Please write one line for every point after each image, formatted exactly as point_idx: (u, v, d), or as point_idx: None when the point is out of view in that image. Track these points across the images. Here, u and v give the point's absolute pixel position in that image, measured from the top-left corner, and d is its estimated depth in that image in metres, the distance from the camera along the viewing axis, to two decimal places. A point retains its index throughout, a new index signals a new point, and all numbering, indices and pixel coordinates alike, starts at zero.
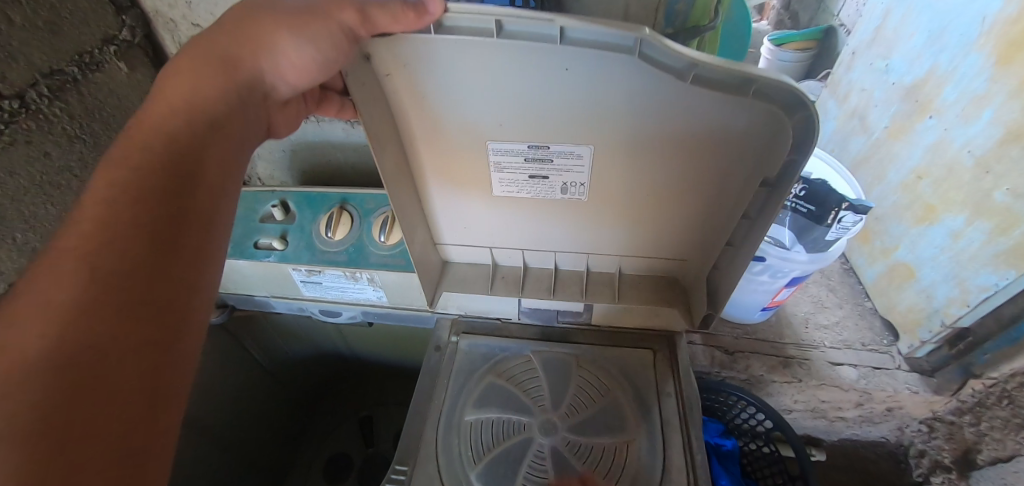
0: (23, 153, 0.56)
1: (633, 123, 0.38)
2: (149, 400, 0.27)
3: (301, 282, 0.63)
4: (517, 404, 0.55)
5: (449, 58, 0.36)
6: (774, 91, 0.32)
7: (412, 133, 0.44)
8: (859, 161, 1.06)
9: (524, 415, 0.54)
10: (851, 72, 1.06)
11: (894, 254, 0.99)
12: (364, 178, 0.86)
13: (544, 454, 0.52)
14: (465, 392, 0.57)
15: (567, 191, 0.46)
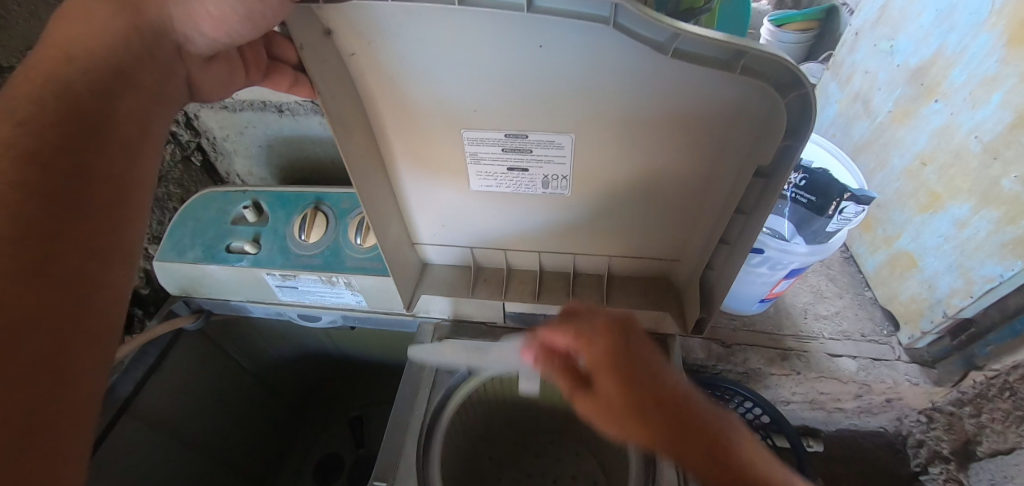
0: None
1: (621, 107, 0.34)
2: (53, 423, 0.24)
3: (276, 286, 0.60)
4: None
5: (411, 34, 0.31)
6: (769, 67, 0.28)
7: (379, 120, 0.39)
8: (861, 147, 1.02)
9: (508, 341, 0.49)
10: (855, 53, 1.02)
11: (896, 242, 0.96)
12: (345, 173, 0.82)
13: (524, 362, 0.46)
14: None
15: (548, 186, 0.42)
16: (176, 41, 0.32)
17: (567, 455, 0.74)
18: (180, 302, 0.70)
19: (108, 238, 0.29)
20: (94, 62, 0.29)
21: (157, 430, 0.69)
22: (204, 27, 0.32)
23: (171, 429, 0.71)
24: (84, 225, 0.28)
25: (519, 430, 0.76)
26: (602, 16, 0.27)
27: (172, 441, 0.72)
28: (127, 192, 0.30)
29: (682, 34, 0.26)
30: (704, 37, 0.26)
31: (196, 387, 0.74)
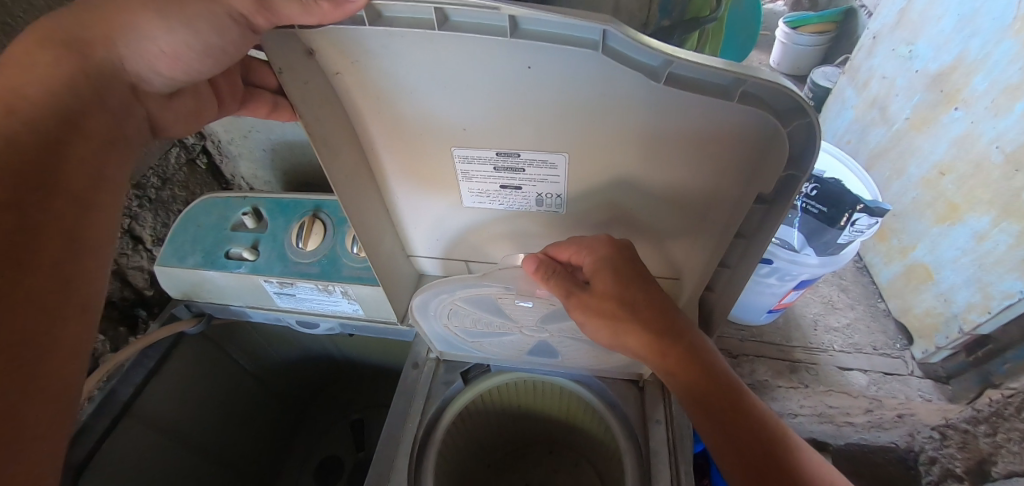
0: None
1: (614, 129, 0.33)
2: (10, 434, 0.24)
3: (274, 293, 0.60)
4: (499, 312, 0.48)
5: (397, 55, 0.30)
6: (765, 92, 0.27)
7: (368, 137, 0.38)
8: (877, 155, 0.99)
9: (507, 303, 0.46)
10: (872, 58, 0.99)
11: (911, 253, 0.94)
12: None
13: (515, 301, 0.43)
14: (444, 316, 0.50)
15: (543, 204, 0.41)
16: (157, 56, 0.32)
17: (565, 466, 0.73)
18: (181, 306, 0.70)
19: (78, 263, 0.29)
20: (63, 93, 0.30)
21: (157, 431, 0.69)
22: (188, 41, 0.31)
23: (172, 430, 0.72)
24: (50, 252, 0.28)
25: (518, 439, 0.75)
26: (590, 40, 0.26)
27: (172, 442, 0.72)
28: (95, 220, 0.30)
29: (675, 59, 0.25)
30: (699, 62, 0.25)
31: (196, 388, 0.75)
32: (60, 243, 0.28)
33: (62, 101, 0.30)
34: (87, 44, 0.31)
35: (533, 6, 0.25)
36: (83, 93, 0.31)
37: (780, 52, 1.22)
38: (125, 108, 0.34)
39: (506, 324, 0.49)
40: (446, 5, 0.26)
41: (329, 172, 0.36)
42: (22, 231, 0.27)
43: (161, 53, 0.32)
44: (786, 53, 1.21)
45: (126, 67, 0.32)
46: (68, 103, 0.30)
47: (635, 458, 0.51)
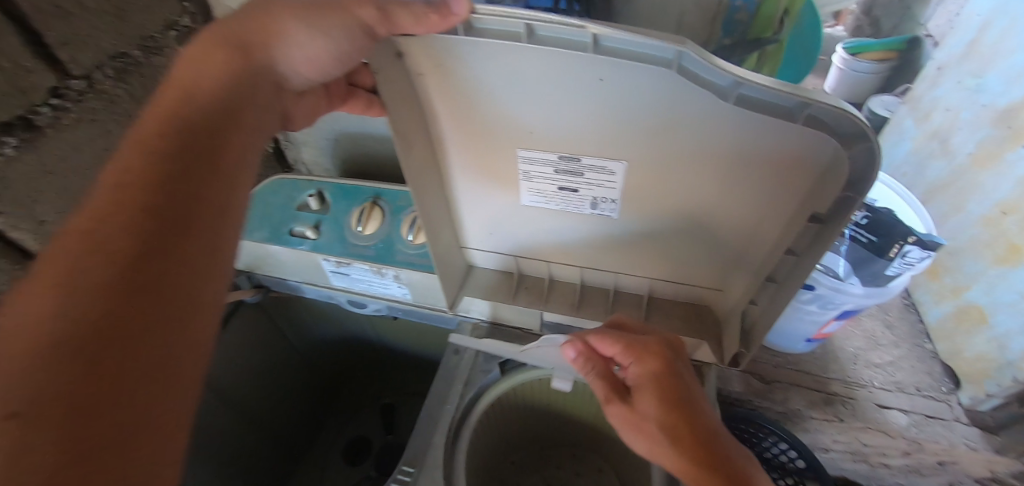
0: (88, 130, 0.61)
1: (673, 143, 0.35)
2: (169, 381, 0.26)
3: (330, 272, 0.64)
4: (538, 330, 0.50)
5: (479, 63, 0.33)
6: (833, 117, 0.28)
7: (441, 133, 0.42)
8: (935, 189, 0.97)
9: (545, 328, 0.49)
10: (936, 89, 0.95)
11: (965, 294, 0.91)
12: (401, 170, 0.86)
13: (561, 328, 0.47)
14: None
15: (597, 207, 0.43)
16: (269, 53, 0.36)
17: (588, 470, 0.74)
18: (243, 276, 0.75)
19: (226, 233, 0.32)
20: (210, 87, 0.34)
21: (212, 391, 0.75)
22: (297, 35, 0.35)
23: (223, 393, 0.77)
24: (200, 229, 0.30)
25: (544, 439, 0.76)
26: (666, 59, 0.28)
27: (223, 405, 0.77)
28: (237, 202, 0.33)
29: (746, 81, 0.27)
30: (767, 85, 0.27)
31: (248, 357, 0.80)
32: (212, 214, 0.31)
33: (212, 86, 0.34)
34: (238, 36, 0.36)
35: (614, 25, 0.27)
36: (227, 81, 0.35)
37: (836, 79, 1.19)
38: (267, 104, 0.38)
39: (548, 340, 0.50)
40: (537, 20, 0.28)
41: (406, 165, 0.40)
42: (181, 206, 0.30)
43: (286, 49, 0.36)
44: (844, 80, 1.19)
45: (269, 67, 0.37)
46: (221, 94, 0.34)
47: (664, 464, 0.53)
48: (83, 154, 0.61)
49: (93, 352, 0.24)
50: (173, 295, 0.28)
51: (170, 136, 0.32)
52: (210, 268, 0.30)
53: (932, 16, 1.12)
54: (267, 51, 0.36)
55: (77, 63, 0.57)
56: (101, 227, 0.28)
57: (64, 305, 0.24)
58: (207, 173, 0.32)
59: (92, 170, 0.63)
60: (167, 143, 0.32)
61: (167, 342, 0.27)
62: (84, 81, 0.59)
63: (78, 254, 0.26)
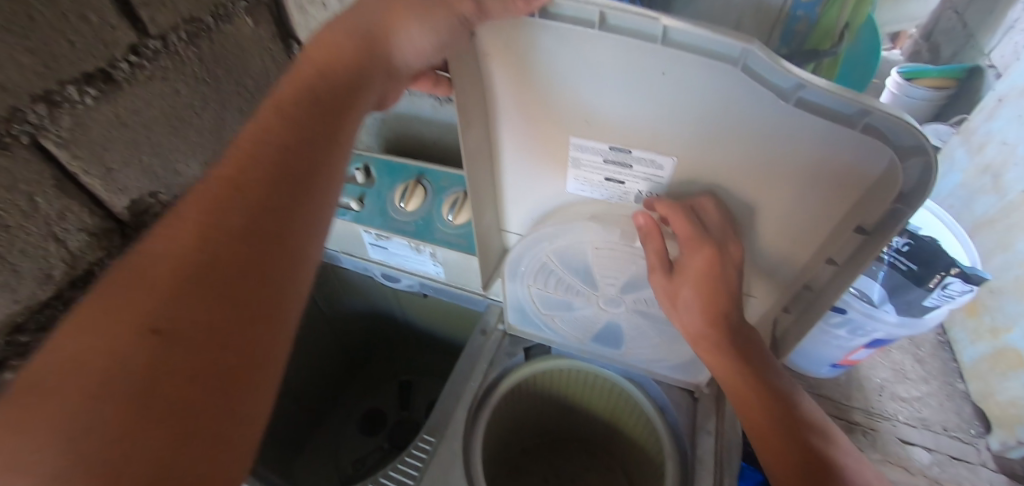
0: (160, 87, 0.64)
1: (728, 146, 0.35)
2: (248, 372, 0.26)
3: (369, 244, 0.68)
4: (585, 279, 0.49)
5: (549, 49, 0.35)
6: (889, 126, 0.28)
7: (498, 117, 0.43)
8: (983, 224, 0.94)
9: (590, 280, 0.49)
10: (992, 121, 0.90)
11: (1005, 336, 0.88)
12: (441, 155, 0.88)
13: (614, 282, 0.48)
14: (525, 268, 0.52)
15: (641, 202, 0.43)
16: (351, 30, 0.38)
17: (598, 466, 0.74)
18: None
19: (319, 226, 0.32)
20: (328, 71, 0.34)
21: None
22: None
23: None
24: (296, 216, 0.30)
25: (560, 431, 0.77)
26: (730, 57, 0.29)
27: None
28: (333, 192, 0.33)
29: (807, 82, 0.28)
30: (829, 90, 0.27)
31: None
32: (307, 204, 0.31)
33: (334, 70, 0.34)
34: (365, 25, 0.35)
35: (683, 19, 0.28)
36: (348, 64, 0.35)
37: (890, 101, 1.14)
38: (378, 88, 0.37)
39: (585, 294, 0.51)
40: (611, 9, 0.30)
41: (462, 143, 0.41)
42: (282, 192, 0.30)
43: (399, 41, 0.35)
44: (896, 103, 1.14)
45: (388, 52, 0.36)
46: (336, 77, 0.34)
47: (678, 463, 0.53)
48: (152, 109, 0.64)
49: (184, 330, 0.25)
50: (265, 281, 0.28)
51: (287, 117, 0.32)
52: (302, 257, 0.30)
53: (996, 44, 1.02)
54: (386, 41, 0.35)
55: (155, 22, 0.60)
56: (215, 202, 0.29)
57: (171, 279, 0.26)
58: (311, 161, 0.32)
59: (157, 126, 0.66)
60: (281, 124, 0.32)
61: (251, 332, 0.27)
62: (159, 41, 0.61)
63: (190, 227, 0.28)
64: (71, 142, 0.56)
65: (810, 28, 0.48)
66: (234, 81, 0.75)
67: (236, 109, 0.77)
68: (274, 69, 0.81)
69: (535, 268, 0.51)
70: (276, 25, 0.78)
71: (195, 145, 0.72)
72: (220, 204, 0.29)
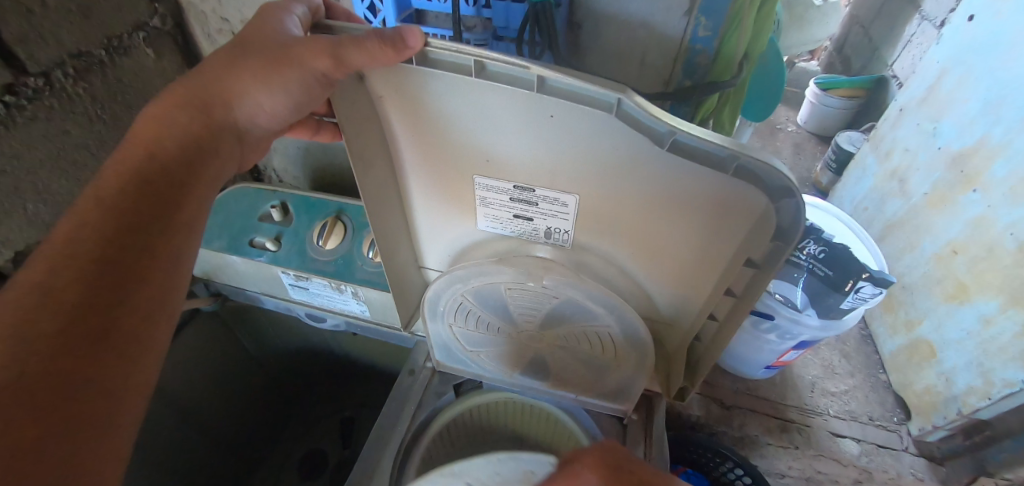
0: (42, 129, 0.61)
1: (617, 192, 0.36)
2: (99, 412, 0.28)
3: (289, 284, 0.63)
4: (502, 315, 0.48)
5: (440, 90, 0.33)
6: (763, 171, 0.28)
7: (401, 155, 0.42)
8: (893, 223, 1.19)
9: (506, 319, 0.49)
10: (897, 130, 1.23)
11: (917, 329, 1.06)
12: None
13: (531, 317, 0.47)
14: (444, 309, 0.50)
15: (550, 237, 0.43)
16: (258, 110, 0.39)
17: None
18: (200, 284, 0.74)
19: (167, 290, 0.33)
20: (172, 140, 0.37)
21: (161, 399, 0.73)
22: (281, 95, 0.37)
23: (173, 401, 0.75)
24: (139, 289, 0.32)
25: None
26: (607, 103, 0.29)
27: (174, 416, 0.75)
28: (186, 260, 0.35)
29: (679, 130, 0.28)
30: (700, 136, 0.28)
31: (199, 366, 0.77)
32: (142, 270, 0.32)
33: (167, 134, 0.37)
34: (201, 92, 0.38)
35: (556, 68, 0.28)
36: (183, 132, 0.37)
37: None
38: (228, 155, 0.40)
39: (506, 331, 0.50)
40: (488, 58, 0.29)
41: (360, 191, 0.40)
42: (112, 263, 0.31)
43: (247, 110, 0.38)
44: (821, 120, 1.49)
45: (237, 118, 0.39)
46: (170, 138, 0.37)
47: None
48: (36, 152, 0.61)
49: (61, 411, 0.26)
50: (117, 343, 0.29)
51: (131, 183, 0.35)
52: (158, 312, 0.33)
53: (911, 82, 1.21)
54: (224, 107, 0.38)
55: (35, 59, 0.58)
56: (48, 279, 0.29)
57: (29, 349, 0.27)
58: (161, 225, 0.34)
59: (43, 170, 0.62)
60: (130, 189, 0.34)
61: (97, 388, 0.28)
62: (41, 78, 0.59)
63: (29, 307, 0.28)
64: None
65: (711, 61, 0.50)
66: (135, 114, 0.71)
67: None
68: None
69: (453, 308, 0.50)
70: (182, 55, 0.76)
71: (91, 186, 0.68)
72: (54, 289, 0.29)
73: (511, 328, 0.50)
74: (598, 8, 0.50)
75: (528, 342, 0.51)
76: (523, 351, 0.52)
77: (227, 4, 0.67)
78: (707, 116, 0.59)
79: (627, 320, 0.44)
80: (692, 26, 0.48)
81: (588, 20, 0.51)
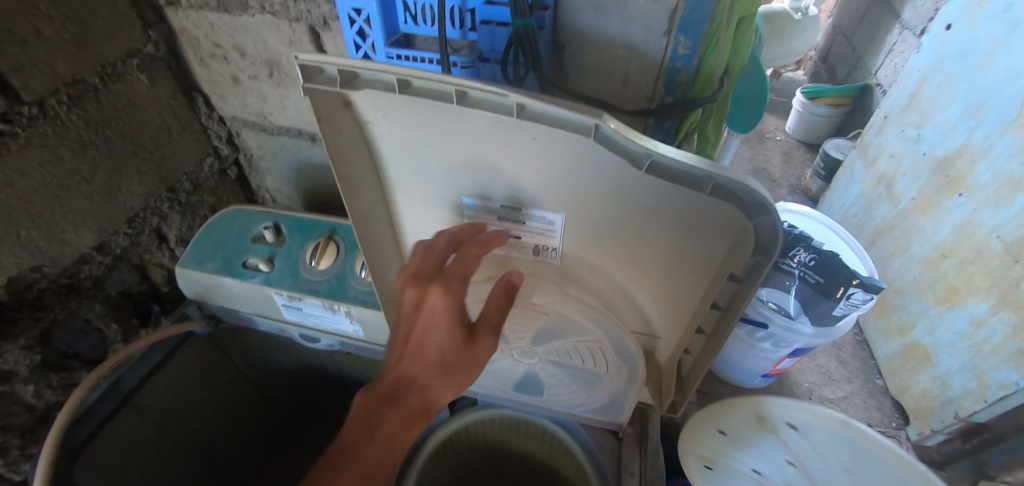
0: (37, 156, 0.61)
1: (601, 210, 0.37)
2: None
3: (282, 305, 0.63)
4: None
5: (424, 116, 0.34)
6: (738, 189, 0.29)
7: (389, 177, 0.42)
8: (884, 227, 1.20)
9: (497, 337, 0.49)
10: (882, 136, 1.25)
11: (911, 332, 1.07)
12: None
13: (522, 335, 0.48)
14: None
15: (539, 254, 0.43)
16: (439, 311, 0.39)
17: None
18: (193, 306, 0.73)
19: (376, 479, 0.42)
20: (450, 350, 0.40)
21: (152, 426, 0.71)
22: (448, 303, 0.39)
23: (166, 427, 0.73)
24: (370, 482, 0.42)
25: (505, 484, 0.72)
26: (585, 127, 0.29)
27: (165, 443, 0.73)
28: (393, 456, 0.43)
29: (656, 152, 0.28)
30: (676, 157, 0.28)
31: (195, 389, 0.76)
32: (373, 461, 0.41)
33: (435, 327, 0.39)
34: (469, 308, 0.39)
35: (535, 95, 0.28)
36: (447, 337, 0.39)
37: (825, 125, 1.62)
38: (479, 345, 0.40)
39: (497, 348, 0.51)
40: (468, 87, 0.30)
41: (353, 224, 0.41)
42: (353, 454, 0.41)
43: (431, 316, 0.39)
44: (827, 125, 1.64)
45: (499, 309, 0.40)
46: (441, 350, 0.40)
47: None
48: (30, 179, 0.61)
49: None
50: None
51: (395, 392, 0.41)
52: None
53: (893, 90, 1.23)
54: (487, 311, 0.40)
55: (29, 88, 0.59)
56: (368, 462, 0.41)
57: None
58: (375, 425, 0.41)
59: (38, 196, 0.62)
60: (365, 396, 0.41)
61: None
62: (35, 107, 0.60)
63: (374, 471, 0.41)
64: None
65: (691, 77, 0.51)
66: (129, 140, 0.72)
67: (133, 169, 0.74)
68: (175, 124, 0.78)
69: None
70: (176, 80, 0.77)
71: (85, 211, 0.69)
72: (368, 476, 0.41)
73: (503, 345, 0.50)
74: (580, 29, 0.51)
75: (521, 359, 0.51)
76: (515, 368, 0.53)
77: (220, 30, 0.69)
78: (692, 129, 0.60)
79: (616, 335, 0.45)
80: (672, 45, 0.49)
81: (571, 41, 0.52)
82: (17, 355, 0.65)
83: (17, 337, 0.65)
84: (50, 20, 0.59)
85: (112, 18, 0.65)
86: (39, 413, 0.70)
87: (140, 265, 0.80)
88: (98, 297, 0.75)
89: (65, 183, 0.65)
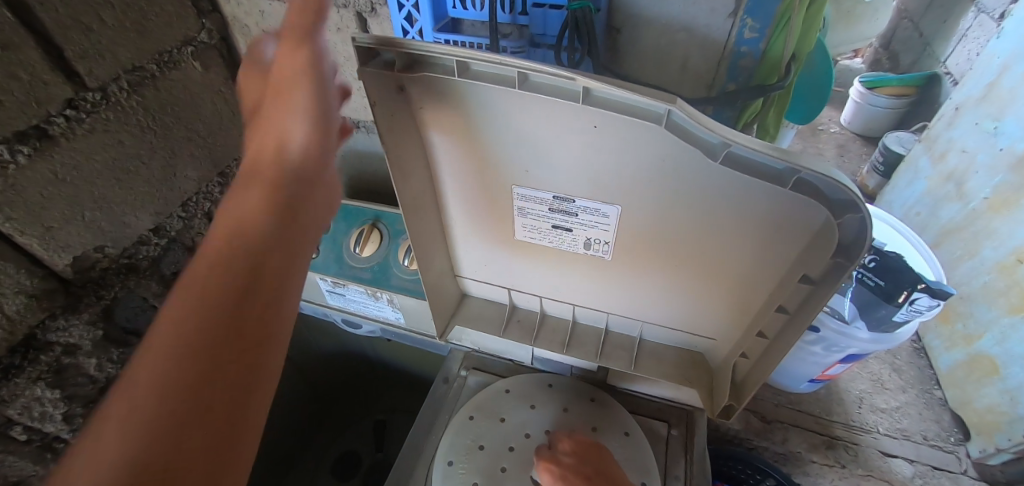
0: (100, 140, 0.64)
1: (664, 203, 0.35)
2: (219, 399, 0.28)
3: (327, 291, 0.64)
4: None
5: (480, 101, 0.33)
6: (823, 184, 0.27)
7: (439, 165, 0.42)
8: (950, 228, 1.12)
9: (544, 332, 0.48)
10: (951, 130, 1.16)
11: (977, 342, 1.00)
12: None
13: None
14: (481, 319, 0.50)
15: (590, 248, 0.42)
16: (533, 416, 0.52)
17: None
18: None
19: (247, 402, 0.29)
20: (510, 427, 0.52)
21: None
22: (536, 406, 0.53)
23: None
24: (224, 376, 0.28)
25: None
26: (656, 113, 0.28)
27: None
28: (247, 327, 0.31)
29: (734, 142, 0.26)
30: (754, 148, 0.26)
31: None
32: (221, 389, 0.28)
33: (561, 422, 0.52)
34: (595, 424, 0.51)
35: (603, 78, 0.27)
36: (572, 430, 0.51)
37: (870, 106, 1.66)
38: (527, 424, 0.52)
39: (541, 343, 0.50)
40: (530, 70, 0.28)
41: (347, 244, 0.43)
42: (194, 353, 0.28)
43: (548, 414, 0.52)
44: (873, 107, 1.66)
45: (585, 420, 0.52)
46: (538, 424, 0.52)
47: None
48: (94, 163, 0.64)
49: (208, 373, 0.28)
50: (240, 354, 0.29)
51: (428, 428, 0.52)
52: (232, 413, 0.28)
53: (966, 80, 1.13)
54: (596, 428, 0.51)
55: (94, 75, 0.61)
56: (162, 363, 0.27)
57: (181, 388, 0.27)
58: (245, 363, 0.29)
59: (101, 179, 0.65)
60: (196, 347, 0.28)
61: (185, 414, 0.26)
62: (99, 93, 0.62)
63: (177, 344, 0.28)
64: (4, 203, 0.56)
65: (756, 63, 0.48)
66: (184, 125, 0.74)
67: (186, 154, 0.76)
68: (227, 111, 0.80)
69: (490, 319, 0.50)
70: (228, 67, 0.79)
71: (142, 194, 0.71)
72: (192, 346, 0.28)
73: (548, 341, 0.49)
74: (637, 11, 0.48)
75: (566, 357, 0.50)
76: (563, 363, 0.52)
77: (269, 17, 0.69)
78: (752, 120, 0.57)
79: None
80: (738, 28, 0.46)
81: (627, 24, 0.50)
82: (81, 329, 0.69)
83: (81, 312, 0.69)
84: (113, 9, 0.60)
85: (170, 6, 0.67)
86: (100, 384, 0.73)
87: (192, 247, 0.83)
88: (154, 276, 0.78)
89: (126, 167, 0.68)
